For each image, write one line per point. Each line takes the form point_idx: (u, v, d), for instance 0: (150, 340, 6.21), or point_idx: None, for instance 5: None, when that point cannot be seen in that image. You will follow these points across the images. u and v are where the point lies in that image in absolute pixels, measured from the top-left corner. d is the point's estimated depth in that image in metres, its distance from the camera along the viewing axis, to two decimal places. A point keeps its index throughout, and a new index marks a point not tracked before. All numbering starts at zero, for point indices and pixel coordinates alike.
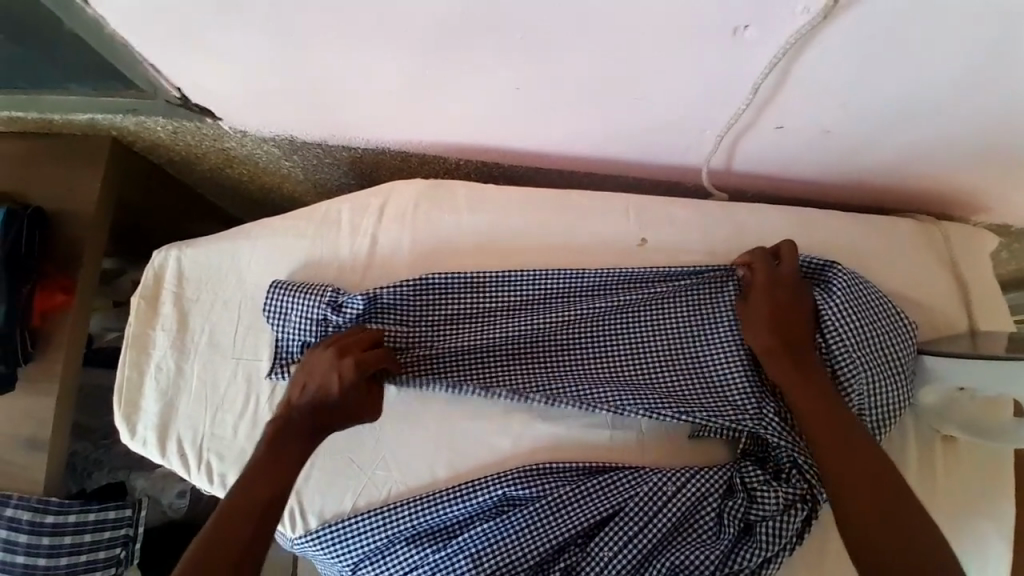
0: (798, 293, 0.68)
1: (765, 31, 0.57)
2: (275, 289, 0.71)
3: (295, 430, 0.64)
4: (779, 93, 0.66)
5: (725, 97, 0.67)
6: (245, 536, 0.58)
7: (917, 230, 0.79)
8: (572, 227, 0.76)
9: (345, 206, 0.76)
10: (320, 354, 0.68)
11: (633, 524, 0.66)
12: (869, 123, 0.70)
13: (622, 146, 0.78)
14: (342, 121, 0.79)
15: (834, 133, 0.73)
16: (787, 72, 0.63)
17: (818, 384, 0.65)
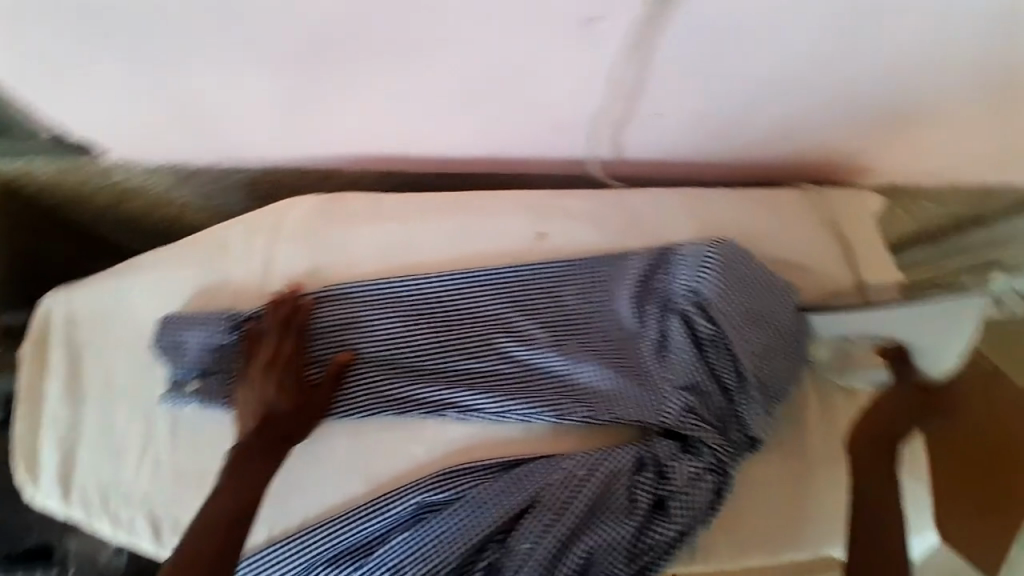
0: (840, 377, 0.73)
1: (614, 17, 0.61)
2: (168, 321, 0.70)
3: (253, 452, 0.65)
4: (642, 75, 0.69)
5: (591, 85, 0.70)
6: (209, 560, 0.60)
7: (801, 200, 0.83)
8: (469, 232, 0.77)
9: (234, 229, 0.75)
10: (245, 373, 0.68)
11: (548, 513, 0.67)
12: (735, 97, 0.74)
13: (511, 146, 0.80)
14: (231, 140, 0.80)
15: (706, 112, 0.76)
16: (640, 51, 0.65)
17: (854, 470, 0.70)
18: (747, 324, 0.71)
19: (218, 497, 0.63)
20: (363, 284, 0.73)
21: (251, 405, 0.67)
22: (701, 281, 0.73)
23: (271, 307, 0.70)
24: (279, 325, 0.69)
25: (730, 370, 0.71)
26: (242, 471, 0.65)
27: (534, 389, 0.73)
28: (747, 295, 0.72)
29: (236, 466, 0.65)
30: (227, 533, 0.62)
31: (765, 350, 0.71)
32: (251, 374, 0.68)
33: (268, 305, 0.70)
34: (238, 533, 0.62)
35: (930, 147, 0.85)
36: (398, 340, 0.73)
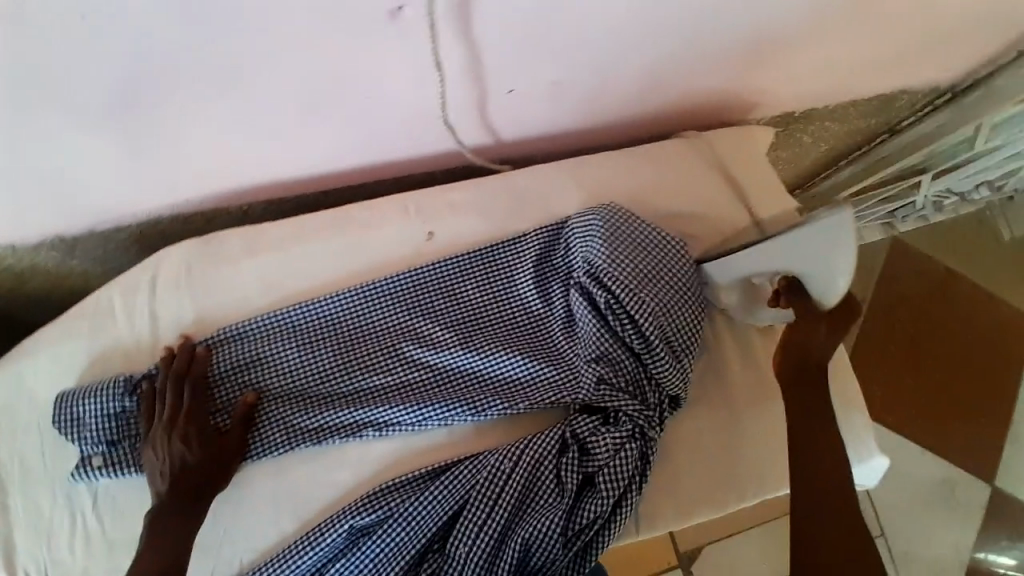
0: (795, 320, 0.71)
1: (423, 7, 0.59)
2: (63, 400, 0.68)
3: (170, 510, 0.65)
4: (480, 57, 0.67)
5: (425, 70, 0.67)
6: None
7: (682, 147, 0.82)
8: (355, 247, 0.76)
9: (114, 291, 0.73)
10: (148, 435, 0.67)
11: (479, 512, 0.66)
12: (581, 54, 0.71)
13: (384, 150, 0.79)
14: (101, 202, 0.78)
15: (560, 75, 0.74)
16: (462, 29, 0.63)
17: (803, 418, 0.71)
18: (643, 285, 0.71)
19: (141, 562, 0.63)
20: (258, 321, 0.72)
21: (160, 465, 0.67)
22: (592, 250, 0.72)
23: (165, 360, 0.69)
24: (175, 379, 0.68)
25: (634, 333, 0.71)
26: (161, 531, 0.65)
27: (449, 390, 0.72)
28: (639, 257, 0.72)
29: (156, 525, 0.65)
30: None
31: (664, 307, 0.72)
32: (154, 435, 0.67)
33: (161, 360, 0.69)
34: None
35: (804, 62, 0.83)
36: (304, 369, 0.72)
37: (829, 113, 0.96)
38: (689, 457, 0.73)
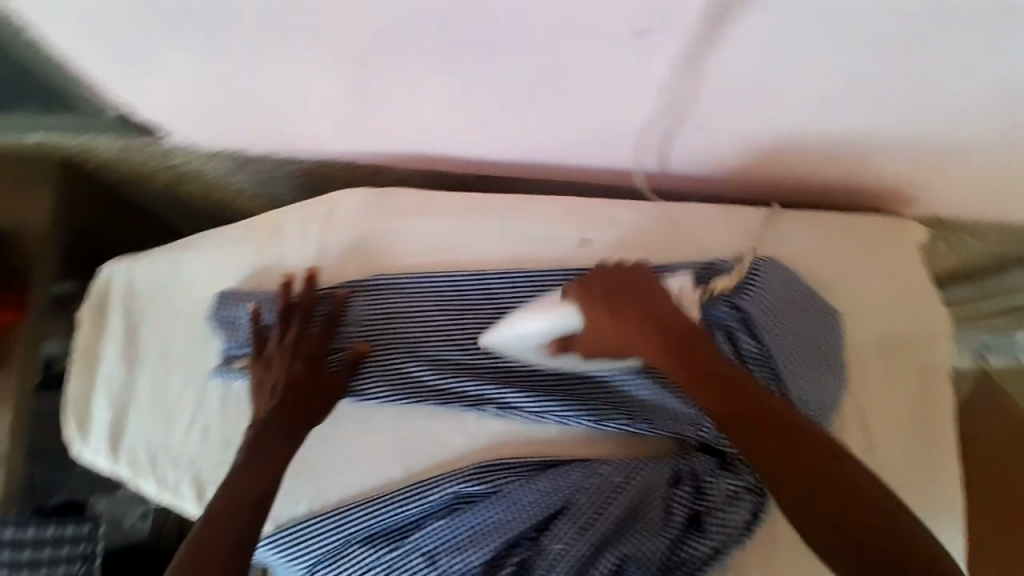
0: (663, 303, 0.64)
1: (671, 34, 0.59)
2: (227, 297, 0.73)
3: (274, 432, 0.67)
4: (692, 89, 0.68)
5: (641, 88, 0.68)
6: (228, 539, 0.58)
7: (840, 223, 0.83)
8: (515, 234, 0.79)
9: (290, 215, 0.77)
10: (261, 353, 0.71)
11: (584, 516, 0.69)
12: (790, 116, 0.72)
13: (559, 149, 0.82)
14: (290, 132, 0.82)
15: (757, 126, 0.75)
16: (696, 63, 0.64)
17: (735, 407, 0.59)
18: (789, 338, 0.72)
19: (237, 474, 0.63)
20: (413, 279, 0.76)
21: (270, 385, 0.69)
22: (741, 295, 0.73)
23: (284, 286, 0.73)
24: (299, 309, 0.72)
25: (768, 382, 0.71)
26: (263, 449, 0.66)
27: (572, 392, 0.74)
28: (789, 312, 0.73)
29: (265, 438, 0.67)
30: (254, 506, 0.61)
31: (804, 366, 0.72)
32: (269, 355, 0.71)
33: (280, 288, 0.73)
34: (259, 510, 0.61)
35: (992, 183, 0.82)
36: (441, 337, 0.75)
37: (982, 230, 0.93)
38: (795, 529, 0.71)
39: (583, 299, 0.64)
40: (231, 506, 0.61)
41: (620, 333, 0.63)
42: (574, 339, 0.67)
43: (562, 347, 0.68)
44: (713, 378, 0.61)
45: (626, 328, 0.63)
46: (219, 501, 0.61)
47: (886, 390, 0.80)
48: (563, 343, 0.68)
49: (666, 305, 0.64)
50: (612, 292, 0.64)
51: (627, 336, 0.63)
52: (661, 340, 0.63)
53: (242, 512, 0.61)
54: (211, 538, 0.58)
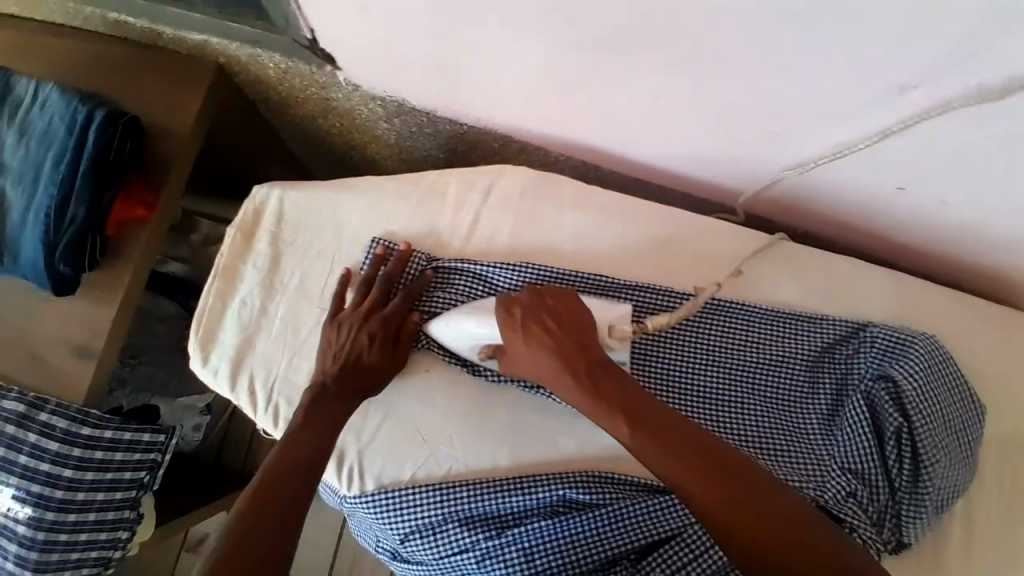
0: (582, 329, 0.65)
1: (935, 95, 0.55)
2: (382, 249, 0.73)
3: (333, 396, 0.68)
4: (910, 161, 0.64)
5: (857, 143, 0.64)
6: (281, 509, 0.62)
7: (997, 318, 0.79)
8: (668, 252, 0.76)
9: (454, 180, 0.77)
10: (335, 315, 0.71)
11: (690, 550, 0.66)
12: (1000, 213, 0.67)
13: (729, 179, 0.78)
14: (460, 97, 0.80)
15: (956, 213, 0.70)
16: (932, 136, 0.60)
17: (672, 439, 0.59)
18: (936, 421, 0.70)
19: (296, 431, 0.66)
20: (569, 274, 0.73)
21: (336, 347, 0.69)
22: (896, 365, 0.71)
23: (375, 255, 0.73)
24: (386, 278, 0.72)
25: (902, 458, 0.71)
26: (319, 411, 0.67)
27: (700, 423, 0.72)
28: (942, 395, 0.71)
29: (324, 405, 0.67)
30: (304, 474, 0.64)
31: (944, 453, 0.70)
32: (342, 318, 0.70)
33: (376, 257, 0.73)
34: (309, 484, 0.64)
35: None
36: None
37: None
38: None
39: (512, 317, 0.66)
40: (277, 486, 0.62)
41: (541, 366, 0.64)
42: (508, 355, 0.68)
43: (491, 353, 0.69)
44: (625, 405, 0.61)
45: (558, 357, 0.64)
46: (277, 460, 0.64)
47: (1008, 492, 0.77)
48: (495, 351, 0.69)
49: (593, 338, 0.65)
50: (541, 321, 0.65)
51: (544, 363, 0.64)
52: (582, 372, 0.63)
53: (280, 502, 0.62)
54: (263, 514, 0.61)
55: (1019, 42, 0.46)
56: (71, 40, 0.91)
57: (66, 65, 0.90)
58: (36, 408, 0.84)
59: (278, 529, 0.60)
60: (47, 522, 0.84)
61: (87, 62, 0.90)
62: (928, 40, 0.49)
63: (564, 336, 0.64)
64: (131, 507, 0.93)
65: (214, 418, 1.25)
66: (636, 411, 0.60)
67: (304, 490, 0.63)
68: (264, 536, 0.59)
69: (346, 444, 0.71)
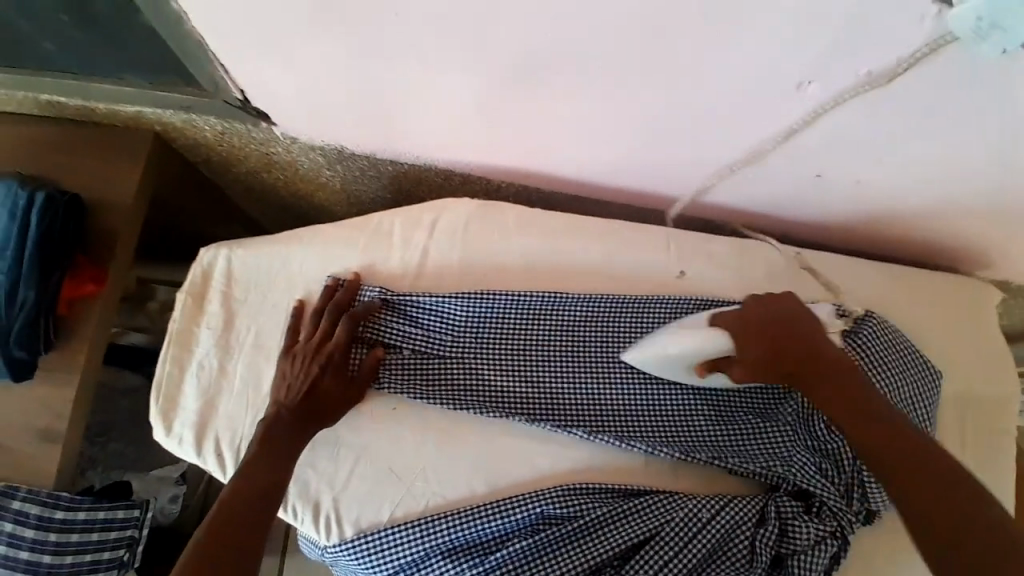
0: (771, 309, 0.68)
1: (830, 87, 0.59)
2: (338, 281, 0.75)
3: (286, 432, 0.68)
4: (821, 151, 0.68)
5: (770, 139, 0.68)
6: (241, 536, 0.64)
7: (932, 283, 0.83)
8: (614, 261, 0.79)
9: (397, 219, 0.79)
10: (289, 350, 0.72)
11: (669, 548, 0.68)
12: (915, 186, 0.71)
13: (662, 186, 0.82)
14: (396, 138, 0.82)
15: (874, 192, 0.74)
16: (836, 125, 0.63)
17: (842, 400, 0.65)
18: (887, 390, 0.73)
19: (254, 467, 0.66)
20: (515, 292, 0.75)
21: (291, 379, 0.70)
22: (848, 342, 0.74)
23: (330, 283, 0.74)
24: (335, 308, 0.73)
25: None
26: (273, 448, 0.67)
27: (658, 420, 0.74)
28: (892, 365, 0.74)
29: (277, 443, 0.67)
30: (256, 510, 0.65)
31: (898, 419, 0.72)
32: (297, 352, 0.72)
33: (329, 286, 0.74)
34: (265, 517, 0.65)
35: None
36: (534, 354, 0.75)
37: None
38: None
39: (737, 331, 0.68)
40: (235, 513, 0.64)
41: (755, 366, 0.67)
42: (728, 360, 0.69)
43: (711, 368, 0.70)
44: (796, 366, 0.66)
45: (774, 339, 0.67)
46: (235, 491, 0.65)
47: (964, 448, 0.80)
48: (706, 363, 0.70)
49: (806, 320, 0.68)
50: (767, 326, 0.68)
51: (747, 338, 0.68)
52: (820, 379, 0.66)
53: (234, 536, 0.64)
54: (215, 543, 0.63)
55: (895, 31, 0.51)
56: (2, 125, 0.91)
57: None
58: (5, 499, 0.81)
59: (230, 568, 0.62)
60: None
61: (21, 145, 0.90)
62: (813, 36, 0.53)
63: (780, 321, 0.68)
64: None
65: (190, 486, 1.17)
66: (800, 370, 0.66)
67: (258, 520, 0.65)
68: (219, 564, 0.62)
69: (320, 493, 0.71)
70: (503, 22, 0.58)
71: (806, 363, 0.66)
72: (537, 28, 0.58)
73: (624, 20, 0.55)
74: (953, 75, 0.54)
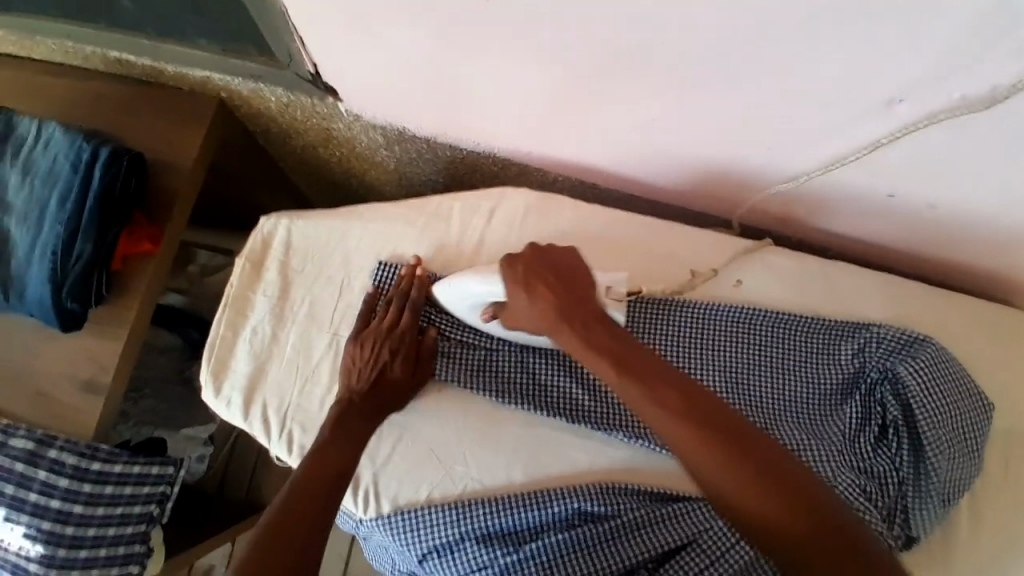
0: (547, 274, 0.67)
1: (918, 107, 0.58)
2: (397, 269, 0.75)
3: (353, 417, 0.69)
4: (897, 169, 0.67)
5: (845, 153, 0.67)
6: (302, 536, 0.61)
7: (993, 315, 0.81)
8: (669, 265, 0.79)
9: (456, 204, 0.79)
10: (359, 334, 0.72)
11: (706, 557, 0.67)
12: (986, 214, 0.70)
13: (723, 193, 0.81)
14: (460, 124, 0.82)
15: (943, 217, 0.73)
16: (916, 145, 0.62)
17: (634, 374, 0.62)
18: (943, 417, 0.72)
19: (321, 451, 0.66)
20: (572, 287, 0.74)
21: (361, 364, 0.71)
22: (904, 365, 0.73)
23: (392, 272, 0.75)
24: (402, 297, 0.73)
25: (906, 452, 0.73)
26: (343, 429, 0.68)
27: None
28: (950, 391, 0.72)
29: (346, 424, 0.68)
30: (321, 505, 0.63)
31: (949, 447, 0.72)
32: (365, 336, 0.72)
33: (394, 275, 0.74)
34: (332, 510, 0.64)
35: None
36: None
37: None
38: None
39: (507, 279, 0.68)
40: (297, 508, 0.63)
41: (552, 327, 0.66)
42: (507, 309, 0.69)
43: (492, 315, 0.71)
44: (596, 338, 0.64)
45: (565, 311, 0.66)
46: (300, 478, 0.65)
47: (1008, 485, 0.78)
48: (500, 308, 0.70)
49: (578, 289, 0.67)
50: (541, 272, 0.67)
51: (537, 310, 0.66)
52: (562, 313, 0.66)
53: (303, 523, 0.62)
54: (283, 538, 0.61)
55: (999, 57, 0.49)
56: (73, 78, 0.93)
57: (69, 106, 0.92)
58: (44, 445, 0.84)
59: (302, 556, 0.60)
60: (57, 559, 0.83)
61: (87, 98, 0.92)
62: (910, 55, 0.52)
63: (562, 293, 0.66)
64: (140, 542, 0.92)
65: (218, 447, 1.23)
66: (591, 342, 0.64)
67: (323, 516, 0.63)
68: (281, 555, 0.60)
69: (361, 468, 0.71)
70: (591, 17, 0.57)
71: (596, 340, 0.64)
72: (626, 27, 0.57)
73: (714, 25, 0.54)
74: None
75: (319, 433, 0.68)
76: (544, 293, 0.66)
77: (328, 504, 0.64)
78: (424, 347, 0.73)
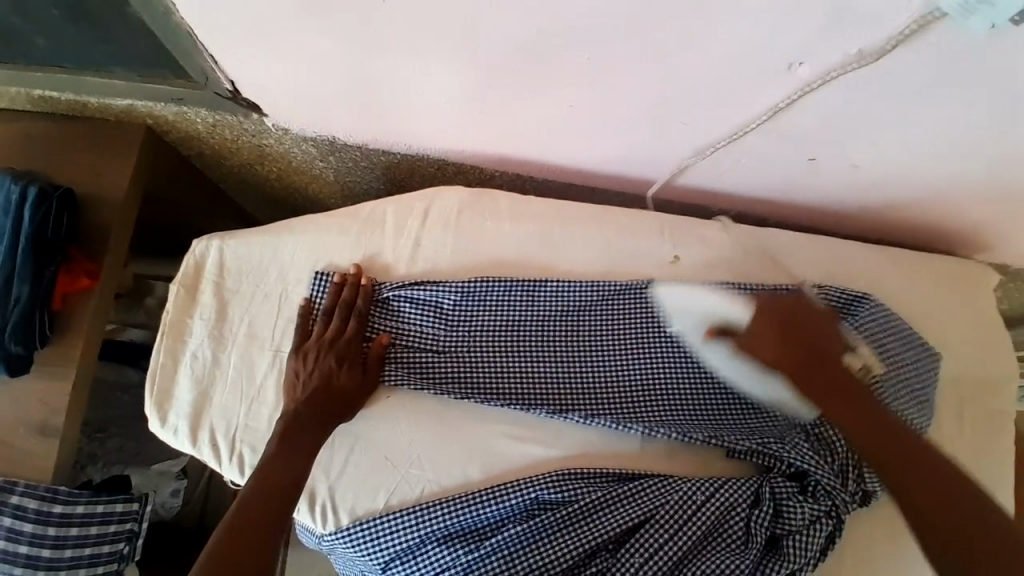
0: (796, 305, 0.71)
1: (819, 67, 0.58)
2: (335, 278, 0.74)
3: (299, 429, 0.68)
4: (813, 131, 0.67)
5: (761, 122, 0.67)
6: (256, 550, 0.63)
7: (931, 268, 0.83)
8: (606, 248, 0.79)
9: (389, 209, 0.79)
10: (301, 347, 0.72)
11: (665, 531, 0.68)
12: (906, 166, 0.71)
13: (655, 172, 0.81)
14: (387, 128, 0.82)
15: (867, 173, 0.74)
16: (826, 105, 0.63)
17: (850, 403, 0.67)
18: (886, 370, 0.73)
19: (268, 465, 0.67)
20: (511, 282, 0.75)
21: (305, 376, 0.71)
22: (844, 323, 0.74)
23: (331, 283, 0.74)
24: (342, 306, 0.73)
25: None
26: (288, 443, 0.68)
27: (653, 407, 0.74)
28: (888, 344, 0.74)
29: (291, 437, 0.68)
30: (272, 520, 0.64)
31: (894, 399, 0.73)
32: (307, 349, 0.72)
33: (332, 285, 0.74)
34: (283, 524, 0.65)
35: None
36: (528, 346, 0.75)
37: None
38: (858, 550, 0.73)
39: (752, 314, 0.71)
40: (248, 522, 0.64)
41: (778, 355, 0.69)
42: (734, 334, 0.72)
43: (716, 335, 0.73)
44: (820, 365, 0.69)
45: (795, 337, 0.69)
46: (248, 494, 0.65)
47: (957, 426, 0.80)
48: (720, 331, 0.73)
49: (822, 324, 0.70)
50: (775, 303, 0.71)
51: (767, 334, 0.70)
52: (805, 349, 0.69)
53: (260, 545, 0.64)
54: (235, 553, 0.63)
55: (883, 9, 0.50)
56: None
57: None
58: (4, 494, 0.82)
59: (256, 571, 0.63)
60: None
61: (12, 139, 0.90)
62: (799, 16, 0.53)
63: (795, 317, 0.70)
64: None
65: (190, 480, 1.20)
66: (814, 369, 0.68)
67: (275, 530, 0.65)
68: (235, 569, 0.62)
69: (316, 483, 0.71)
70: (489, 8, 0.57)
71: (825, 369, 0.68)
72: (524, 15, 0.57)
73: (609, 7, 0.55)
74: (946, 51, 0.53)
75: (266, 447, 0.68)
76: (774, 326, 0.70)
77: (278, 517, 0.65)
78: (370, 354, 0.73)
